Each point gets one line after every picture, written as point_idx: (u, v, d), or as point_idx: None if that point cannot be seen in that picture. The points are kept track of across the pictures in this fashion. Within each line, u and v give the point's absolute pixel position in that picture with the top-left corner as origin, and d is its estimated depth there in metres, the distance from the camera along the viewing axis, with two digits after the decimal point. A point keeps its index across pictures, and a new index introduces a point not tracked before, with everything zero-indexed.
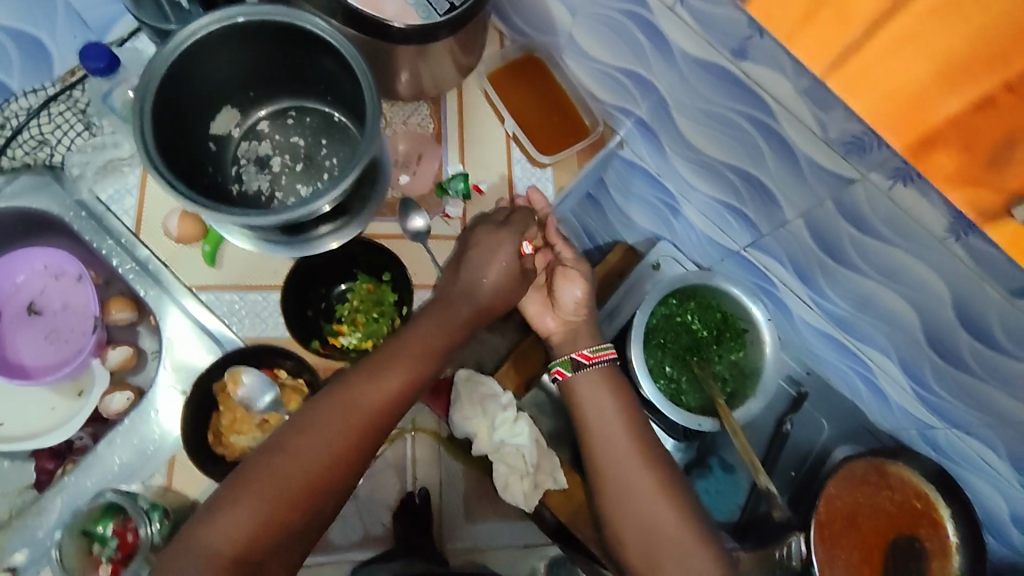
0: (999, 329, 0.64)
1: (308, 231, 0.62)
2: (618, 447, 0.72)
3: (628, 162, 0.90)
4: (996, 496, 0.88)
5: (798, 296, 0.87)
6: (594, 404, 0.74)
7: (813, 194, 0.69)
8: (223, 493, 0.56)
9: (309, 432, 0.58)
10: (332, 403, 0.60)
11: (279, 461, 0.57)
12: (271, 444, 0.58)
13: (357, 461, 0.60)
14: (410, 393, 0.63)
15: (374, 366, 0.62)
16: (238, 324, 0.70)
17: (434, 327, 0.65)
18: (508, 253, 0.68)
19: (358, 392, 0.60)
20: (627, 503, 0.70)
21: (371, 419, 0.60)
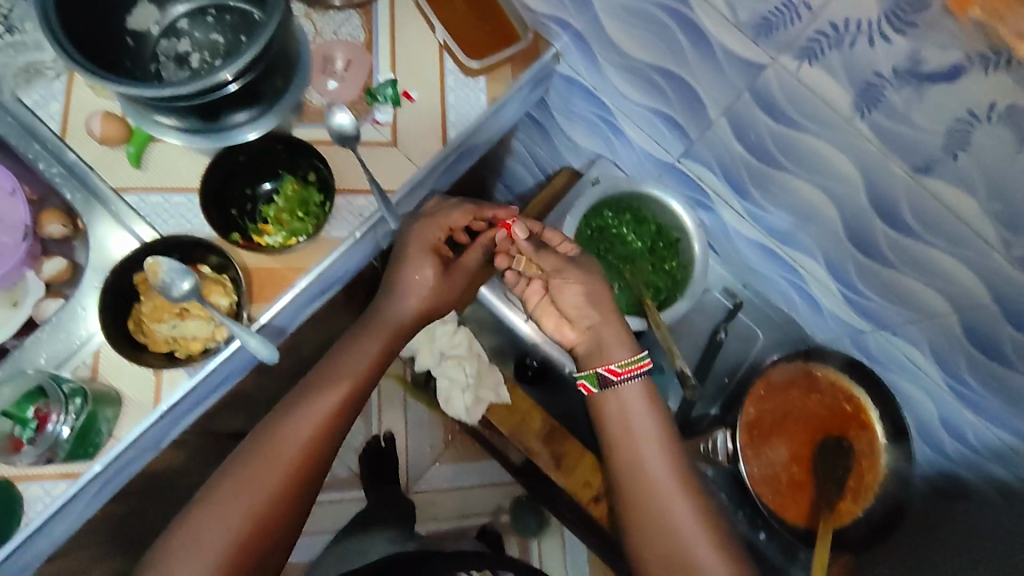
0: (907, 210, 0.68)
1: (223, 119, 0.63)
2: (652, 464, 0.71)
3: (566, 78, 0.90)
4: (921, 396, 0.92)
5: (731, 207, 0.89)
6: (624, 416, 0.73)
7: (732, 87, 0.71)
8: (177, 535, 0.62)
9: (250, 474, 0.63)
10: (266, 440, 0.65)
11: (224, 505, 0.62)
12: (215, 487, 0.63)
13: (299, 493, 0.65)
14: (345, 411, 0.69)
15: (301, 400, 0.68)
16: (163, 224, 0.71)
17: (354, 355, 0.71)
18: (422, 256, 0.74)
19: (290, 423, 0.66)
20: (665, 531, 0.68)
21: (307, 448, 0.66)
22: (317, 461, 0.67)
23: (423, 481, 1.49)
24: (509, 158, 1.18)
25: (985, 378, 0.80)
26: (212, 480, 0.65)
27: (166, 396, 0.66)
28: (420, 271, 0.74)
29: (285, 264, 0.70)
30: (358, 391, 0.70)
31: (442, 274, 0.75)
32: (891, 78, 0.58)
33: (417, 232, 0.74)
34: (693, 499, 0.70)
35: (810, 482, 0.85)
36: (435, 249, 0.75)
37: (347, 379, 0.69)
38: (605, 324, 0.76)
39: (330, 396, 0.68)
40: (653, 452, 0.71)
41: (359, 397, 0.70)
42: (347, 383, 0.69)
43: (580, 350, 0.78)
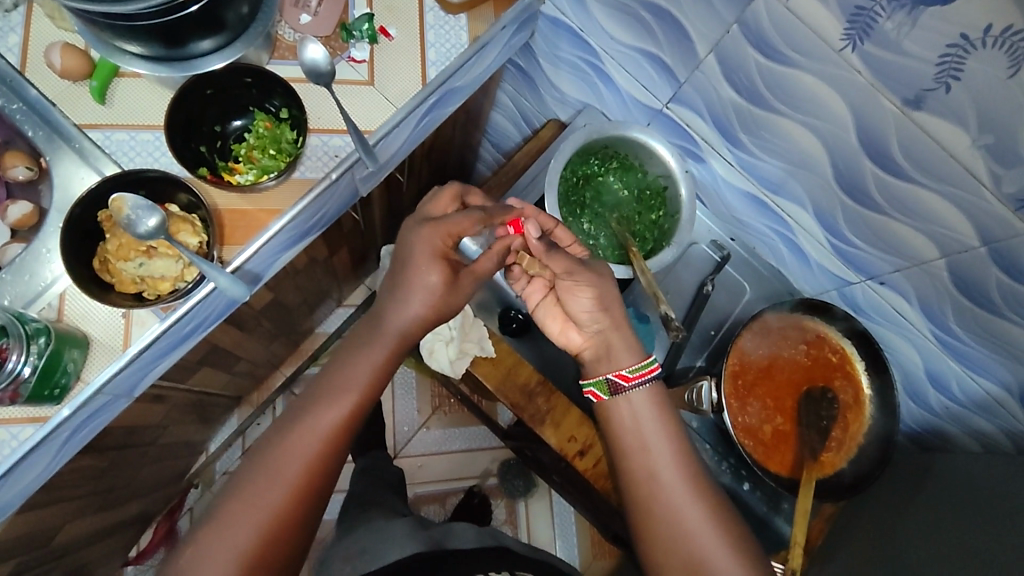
0: (896, 147, 0.66)
1: (189, 47, 0.62)
2: (664, 471, 0.69)
3: (552, 20, 0.87)
4: (909, 350, 0.91)
5: (719, 155, 0.87)
6: (635, 425, 0.72)
7: (719, 21, 0.68)
8: (179, 559, 0.58)
9: (255, 492, 0.60)
10: (271, 455, 0.62)
11: (228, 526, 0.58)
12: (219, 506, 0.60)
13: (305, 509, 0.62)
14: (352, 420, 0.65)
15: (304, 413, 0.64)
16: (129, 162, 0.68)
17: (357, 364, 0.68)
18: (427, 265, 0.69)
19: (295, 437, 0.63)
20: (680, 540, 0.66)
21: (313, 464, 0.62)
22: (324, 477, 0.63)
23: (411, 444, 1.49)
24: (495, 111, 1.15)
25: (972, 327, 0.79)
26: (215, 500, 0.61)
27: (135, 339, 0.64)
28: (427, 276, 0.69)
29: (256, 206, 0.68)
30: (364, 402, 0.67)
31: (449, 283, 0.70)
32: (882, 2, 0.56)
33: (418, 238, 0.70)
34: (708, 506, 0.68)
35: (794, 433, 0.84)
36: (442, 255, 0.69)
37: (351, 390, 0.66)
38: (615, 330, 0.76)
39: (335, 408, 0.65)
40: (666, 459, 0.70)
41: (365, 409, 0.67)
42: (352, 395, 0.66)
43: (587, 353, 0.78)
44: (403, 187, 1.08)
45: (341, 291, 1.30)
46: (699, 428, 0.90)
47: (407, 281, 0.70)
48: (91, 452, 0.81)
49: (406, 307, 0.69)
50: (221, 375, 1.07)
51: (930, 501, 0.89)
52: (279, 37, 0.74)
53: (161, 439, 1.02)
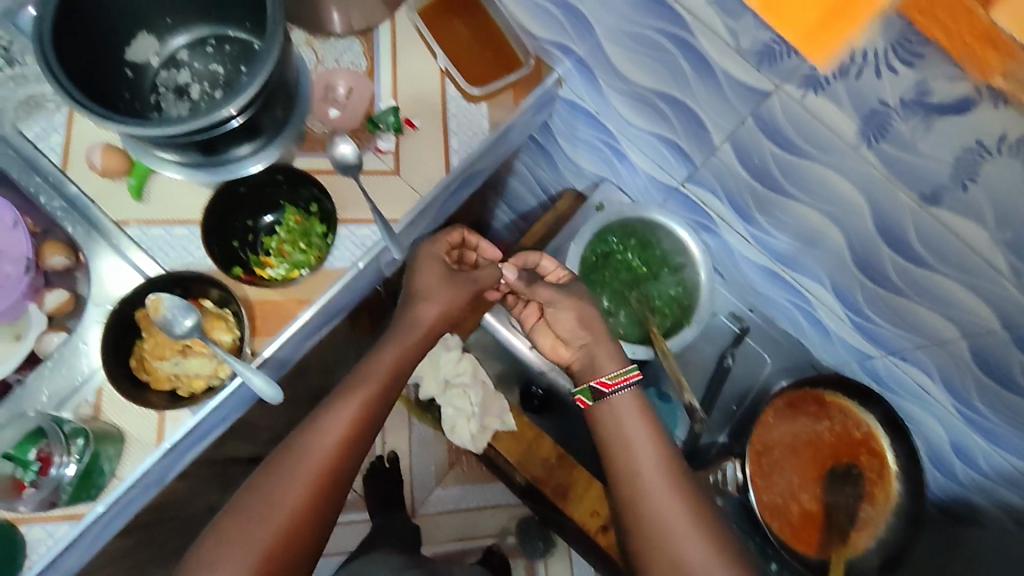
0: (913, 236, 0.67)
1: (228, 153, 0.64)
2: (650, 475, 0.66)
3: (569, 102, 0.91)
4: (933, 423, 0.91)
5: (735, 231, 0.88)
6: (618, 427, 0.70)
7: (734, 112, 0.71)
8: (209, 540, 0.58)
9: (282, 480, 0.60)
10: (295, 447, 0.62)
11: (257, 509, 0.58)
12: (244, 500, 0.59)
13: (329, 500, 0.61)
14: (378, 408, 0.66)
15: (333, 399, 0.65)
16: (164, 257, 0.71)
17: (386, 354, 0.69)
18: (432, 263, 0.76)
19: (317, 427, 0.63)
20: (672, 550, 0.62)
21: (341, 447, 0.62)
22: (348, 465, 0.63)
23: (428, 502, 1.47)
24: (512, 178, 1.18)
25: (997, 406, 0.78)
26: (246, 483, 0.61)
27: (168, 436, 0.65)
28: (441, 275, 0.75)
29: (287, 296, 0.70)
30: (389, 388, 0.67)
31: (448, 275, 0.76)
32: (896, 107, 0.57)
33: (426, 248, 0.78)
34: (693, 508, 0.64)
35: (820, 512, 0.84)
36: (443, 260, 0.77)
37: (376, 376, 0.67)
38: (597, 343, 0.76)
39: (361, 393, 0.65)
40: (649, 454, 0.67)
41: (385, 398, 0.67)
42: (370, 385, 0.66)
43: (575, 366, 0.78)
44: None
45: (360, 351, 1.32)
46: (724, 504, 0.89)
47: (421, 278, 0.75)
48: (120, 534, 0.81)
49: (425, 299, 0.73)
50: (243, 444, 1.08)
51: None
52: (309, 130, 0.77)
53: (184, 511, 1.03)
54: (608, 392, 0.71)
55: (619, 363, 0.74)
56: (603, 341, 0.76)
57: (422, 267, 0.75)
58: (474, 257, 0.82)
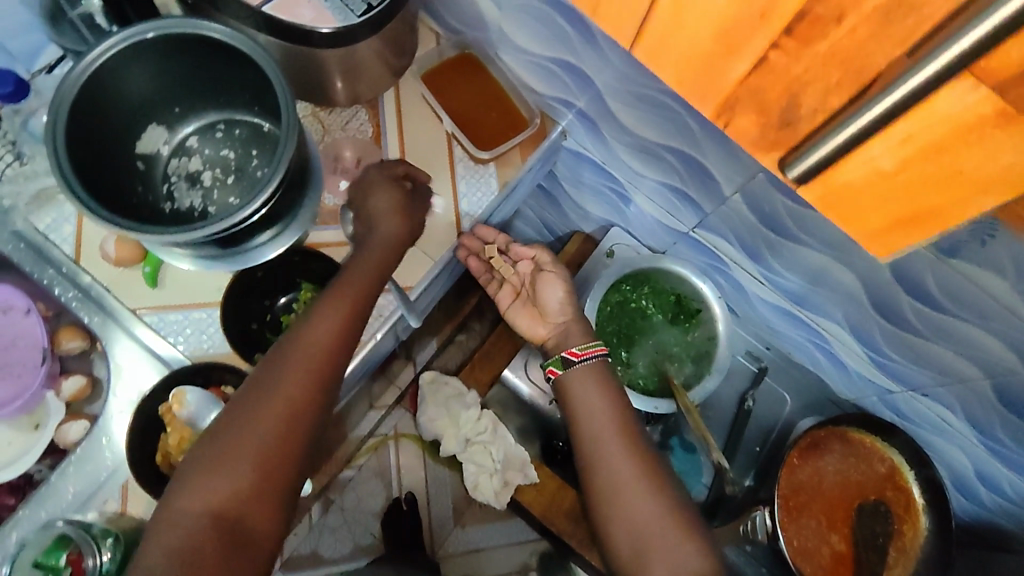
0: (932, 284, 0.67)
1: (248, 242, 0.63)
2: (602, 433, 0.73)
3: (574, 152, 0.91)
4: (957, 453, 0.91)
5: (748, 273, 0.89)
6: (583, 395, 0.75)
7: (744, 167, 0.71)
8: (186, 471, 0.55)
9: (279, 372, 0.58)
10: (287, 346, 0.59)
11: (236, 432, 0.55)
12: (237, 402, 0.57)
13: (318, 401, 0.59)
14: (354, 326, 0.62)
15: (304, 319, 0.61)
16: (182, 342, 0.70)
17: (356, 270, 0.64)
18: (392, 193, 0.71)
19: (308, 334, 0.60)
20: (619, 506, 0.69)
21: (320, 360, 0.59)
22: (346, 358, 0.61)
23: (448, 543, 1.46)
24: (517, 221, 1.18)
25: (1023, 440, 0.78)
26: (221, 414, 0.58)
27: None
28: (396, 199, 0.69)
29: None
30: (363, 306, 0.63)
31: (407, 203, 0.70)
32: None
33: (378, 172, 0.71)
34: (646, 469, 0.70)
35: (850, 553, 0.83)
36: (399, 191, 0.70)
37: (346, 292, 0.63)
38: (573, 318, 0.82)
39: (335, 311, 0.61)
40: (608, 424, 0.73)
41: (370, 305, 0.64)
42: (353, 301, 0.62)
43: (551, 344, 0.83)
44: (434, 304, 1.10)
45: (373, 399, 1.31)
46: (754, 549, 0.89)
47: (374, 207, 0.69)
48: None
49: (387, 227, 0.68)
50: None
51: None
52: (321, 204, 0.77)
53: None
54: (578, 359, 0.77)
55: (587, 338, 0.80)
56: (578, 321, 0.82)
57: (370, 196, 0.69)
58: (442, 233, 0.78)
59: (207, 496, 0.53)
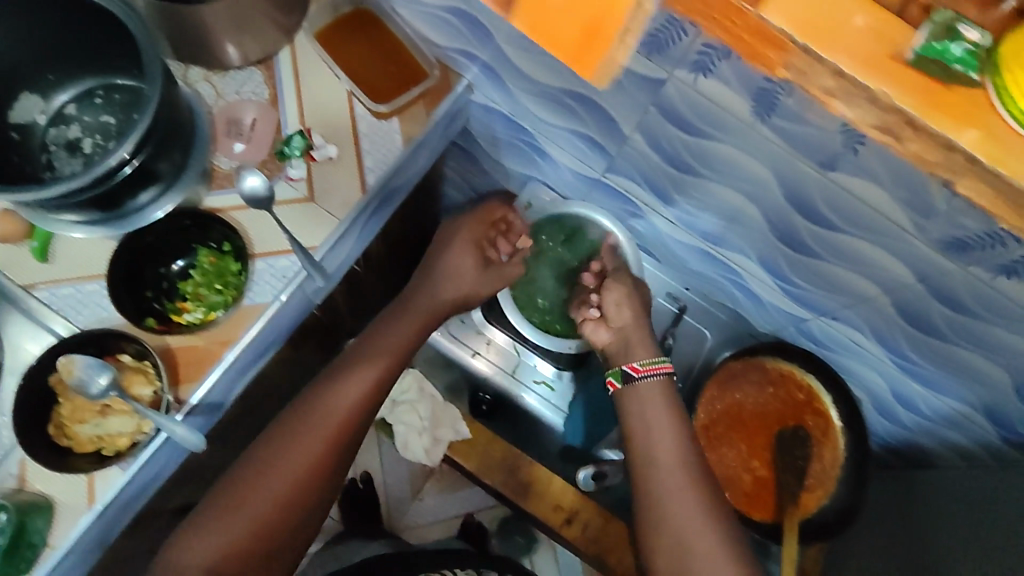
0: (821, 203, 0.67)
1: (130, 202, 0.64)
2: (662, 449, 0.73)
3: (484, 106, 0.89)
4: (873, 376, 0.94)
5: (661, 215, 0.89)
6: (642, 409, 0.77)
7: (636, 102, 0.70)
8: (198, 515, 0.64)
9: (298, 440, 0.67)
10: (310, 410, 0.69)
11: (255, 483, 0.65)
12: (257, 458, 0.67)
13: (333, 460, 0.69)
14: (375, 396, 0.73)
15: (331, 385, 0.72)
16: (78, 316, 0.69)
17: (393, 336, 0.78)
18: (466, 251, 0.87)
19: (330, 397, 0.70)
20: (667, 521, 0.69)
21: (342, 425, 0.70)
22: (352, 430, 0.70)
23: (407, 515, 1.44)
24: (446, 184, 1.18)
25: (927, 354, 0.81)
26: (245, 455, 0.68)
27: (101, 495, 0.64)
28: (462, 258, 0.86)
29: (208, 339, 0.69)
30: (387, 378, 0.75)
31: (481, 269, 0.87)
32: (781, 83, 0.55)
33: (466, 230, 0.88)
34: (699, 489, 0.70)
35: (771, 476, 0.89)
36: (475, 245, 0.87)
37: (380, 358, 0.75)
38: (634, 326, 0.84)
39: (364, 374, 0.73)
40: (666, 438, 0.74)
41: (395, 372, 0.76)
42: (377, 366, 0.74)
43: (610, 349, 0.85)
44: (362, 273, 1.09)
45: None
46: None
47: (447, 260, 0.86)
48: None
49: (433, 286, 0.84)
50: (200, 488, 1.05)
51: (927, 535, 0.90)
52: (215, 167, 0.74)
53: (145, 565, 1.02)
54: (639, 377, 0.79)
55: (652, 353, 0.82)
56: (638, 326, 0.84)
57: (452, 249, 0.87)
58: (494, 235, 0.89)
59: (211, 541, 0.62)
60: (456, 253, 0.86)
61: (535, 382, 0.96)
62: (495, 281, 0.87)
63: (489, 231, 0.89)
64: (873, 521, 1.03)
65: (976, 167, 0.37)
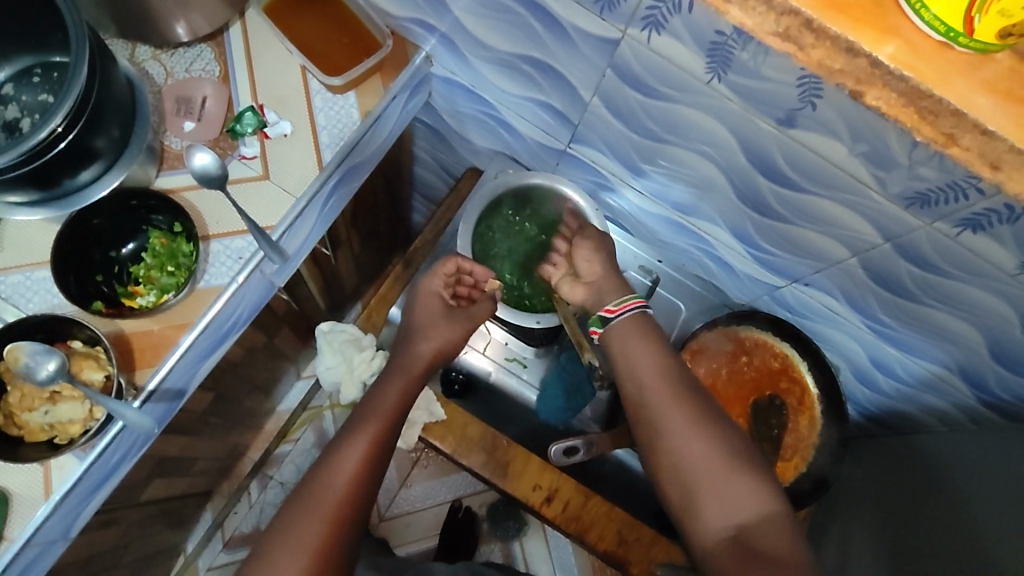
0: (783, 163, 0.66)
1: (70, 181, 0.62)
2: (650, 384, 0.70)
3: (445, 80, 0.87)
4: (849, 343, 0.93)
5: (629, 185, 0.88)
6: (624, 353, 0.74)
7: (593, 66, 0.69)
8: None
9: (297, 522, 0.64)
10: (310, 484, 0.67)
11: (271, 572, 0.62)
12: (260, 551, 0.64)
13: (347, 526, 0.66)
14: (379, 451, 0.71)
15: (330, 456, 0.69)
16: (26, 304, 0.66)
17: (385, 393, 0.76)
18: (430, 298, 0.87)
19: (329, 469, 0.68)
20: (665, 453, 0.66)
21: (350, 488, 0.67)
22: (361, 492, 0.68)
23: (395, 504, 1.43)
24: (417, 166, 1.16)
25: (899, 315, 0.80)
26: (255, 554, 0.65)
27: (58, 486, 0.63)
28: (436, 321, 0.85)
29: (163, 323, 0.68)
30: (386, 430, 0.73)
31: (446, 313, 0.86)
32: (733, 36, 0.54)
33: (426, 282, 0.87)
34: (699, 422, 0.67)
35: (746, 446, 0.91)
36: (442, 297, 0.87)
37: (376, 416, 0.73)
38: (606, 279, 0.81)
39: (364, 434, 0.71)
40: (653, 378, 0.70)
41: (393, 428, 0.73)
42: (376, 424, 0.72)
43: (589, 304, 0.83)
44: (334, 258, 1.07)
45: (298, 365, 1.29)
46: None
47: (414, 304, 0.87)
48: None
49: (413, 342, 0.84)
50: (176, 480, 1.03)
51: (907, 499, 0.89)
52: (166, 147, 0.73)
53: (123, 558, 1.01)
54: (614, 317, 0.76)
55: (622, 294, 0.79)
56: (609, 277, 0.82)
57: (419, 302, 0.87)
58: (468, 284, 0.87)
59: None
60: (428, 336, 0.84)
61: (510, 361, 0.96)
62: (460, 320, 0.87)
63: (451, 281, 0.87)
64: (855, 491, 1.02)
65: (875, 69, 0.49)
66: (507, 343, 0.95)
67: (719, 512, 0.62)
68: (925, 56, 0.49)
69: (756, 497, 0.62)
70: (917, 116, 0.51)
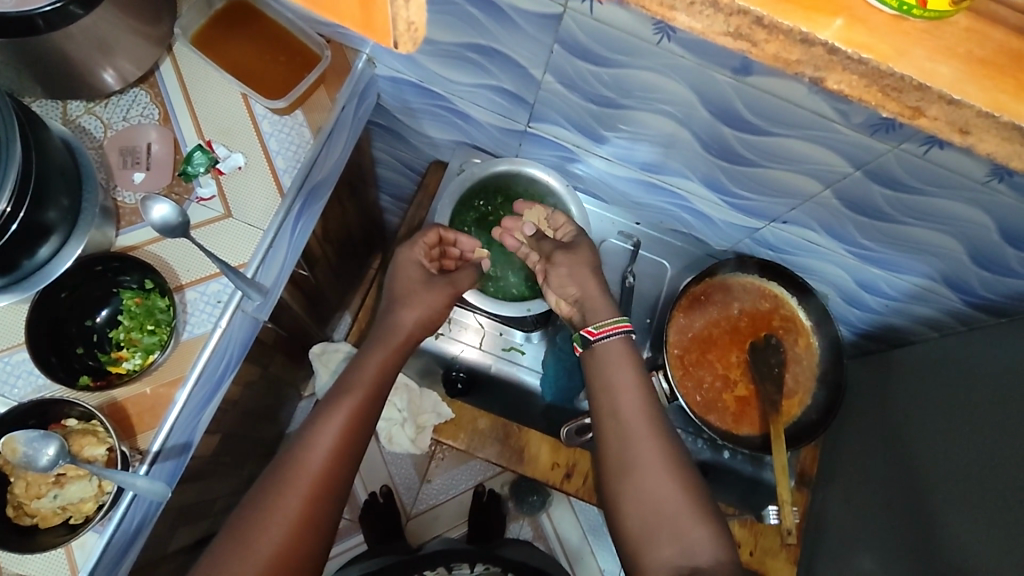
0: (745, 110, 0.65)
1: (28, 260, 0.61)
2: (627, 411, 0.74)
3: (390, 78, 0.83)
4: (835, 271, 0.94)
5: (595, 154, 0.87)
6: (605, 369, 0.76)
7: (540, 43, 0.67)
8: None
9: (277, 495, 0.67)
10: (287, 460, 0.70)
11: (250, 540, 0.64)
12: (237, 524, 0.66)
13: (328, 502, 0.69)
14: (355, 424, 0.74)
15: (310, 429, 0.72)
16: (12, 390, 0.65)
17: (366, 367, 0.79)
18: (411, 267, 0.87)
19: (306, 446, 0.71)
20: (634, 477, 0.70)
21: (332, 460, 0.71)
22: (340, 468, 0.71)
23: (419, 500, 1.43)
24: (380, 167, 1.14)
25: (878, 237, 0.81)
26: (232, 521, 0.67)
27: (83, 565, 0.62)
28: (416, 291, 0.86)
29: (154, 384, 0.66)
30: (366, 403, 0.76)
31: (427, 281, 0.87)
32: None
33: (406, 252, 0.87)
34: (666, 448, 0.71)
35: (751, 393, 0.92)
36: (422, 264, 0.87)
37: (357, 390, 0.76)
38: (590, 297, 0.82)
39: (343, 407, 0.74)
40: (635, 405, 0.74)
41: (372, 406, 0.76)
42: (355, 397, 0.75)
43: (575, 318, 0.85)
44: (313, 278, 1.06)
45: (297, 386, 1.28)
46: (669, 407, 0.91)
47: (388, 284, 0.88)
48: None
49: (393, 314, 0.84)
50: (200, 525, 1.03)
51: (909, 409, 0.92)
52: (120, 204, 0.71)
53: None
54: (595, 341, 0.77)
55: (610, 314, 0.79)
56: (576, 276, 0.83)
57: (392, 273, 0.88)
58: (454, 251, 0.90)
59: None
60: (400, 310, 0.85)
61: (509, 350, 0.98)
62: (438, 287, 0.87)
63: (435, 249, 0.89)
64: (861, 408, 1.05)
65: (833, 56, 0.40)
66: (501, 333, 0.97)
67: (674, 551, 0.65)
68: (881, 33, 0.39)
69: (713, 544, 0.66)
70: (880, 95, 0.42)
